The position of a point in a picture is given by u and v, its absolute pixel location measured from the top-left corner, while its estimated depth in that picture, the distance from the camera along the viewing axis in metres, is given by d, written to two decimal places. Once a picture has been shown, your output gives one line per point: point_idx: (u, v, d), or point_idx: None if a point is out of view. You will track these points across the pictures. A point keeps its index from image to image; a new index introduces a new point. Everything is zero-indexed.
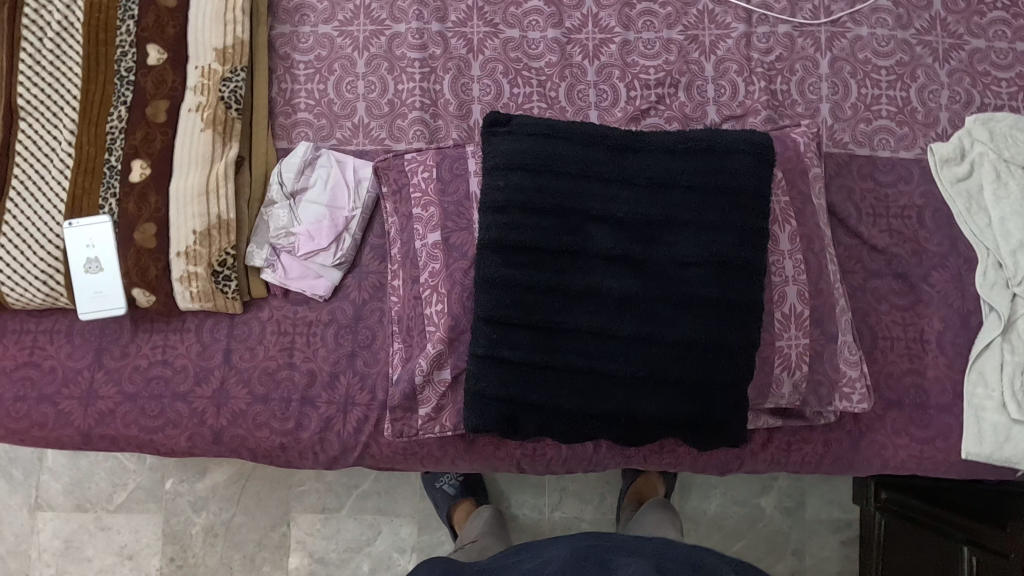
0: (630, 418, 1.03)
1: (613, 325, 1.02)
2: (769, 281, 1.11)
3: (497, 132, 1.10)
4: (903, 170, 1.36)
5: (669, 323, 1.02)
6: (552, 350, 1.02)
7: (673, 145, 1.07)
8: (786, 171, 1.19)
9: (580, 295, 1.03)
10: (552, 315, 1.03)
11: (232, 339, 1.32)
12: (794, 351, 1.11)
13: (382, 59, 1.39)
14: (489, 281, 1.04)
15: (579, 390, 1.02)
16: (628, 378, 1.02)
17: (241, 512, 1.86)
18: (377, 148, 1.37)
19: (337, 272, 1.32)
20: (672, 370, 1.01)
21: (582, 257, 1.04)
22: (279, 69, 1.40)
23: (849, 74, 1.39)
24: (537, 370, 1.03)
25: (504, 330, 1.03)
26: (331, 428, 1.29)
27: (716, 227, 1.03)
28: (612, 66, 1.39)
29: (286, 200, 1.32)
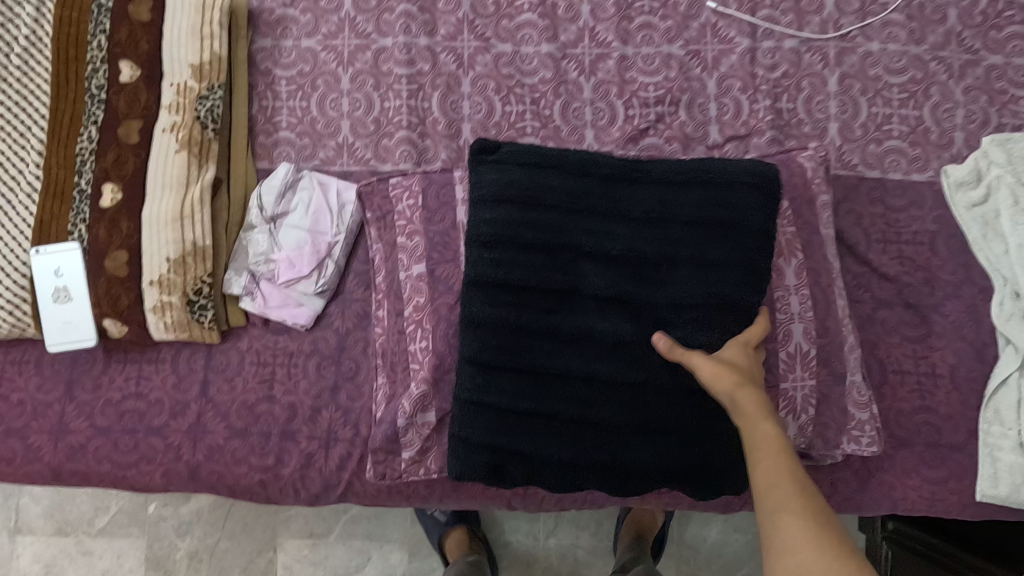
0: (621, 469, 0.97)
1: (605, 372, 0.95)
2: (774, 319, 1.04)
3: (486, 161, 1.04)
4: (914, 193, 1.29)
5: (664, 371, 0.95)
6: (540, 396, 0.96)
7: (672, 177, 1.01)
8: (792, 200, 1.12)
9: (569, 338, 0.97)
10: (538, 358, 0.97)
11: (209, 371, 1.27)
12: (800, 393, 1.04)
13: (368, 75, 1.33)
14: (474, 320, 0.98)
15: (569, 439, 0.96)
16: (620, 427, 0.96)
17: (226, 537, 1.81)
18: (362, 169, 1.30)
19: (319, 301, 1.26)
20: (667, 419, 0.95)
21: (572, 296, 0.98)
22: (260, 86, 1.34)
23: (858, 91, 1.32)
24: (523, 417, 0.97)
25: (490, 372, 0.97)
26: (312, 465, 1.23)
27: (715, 264, 0.97)
28: (609, 83, 1.32)
29: (266, 224, 1.26)
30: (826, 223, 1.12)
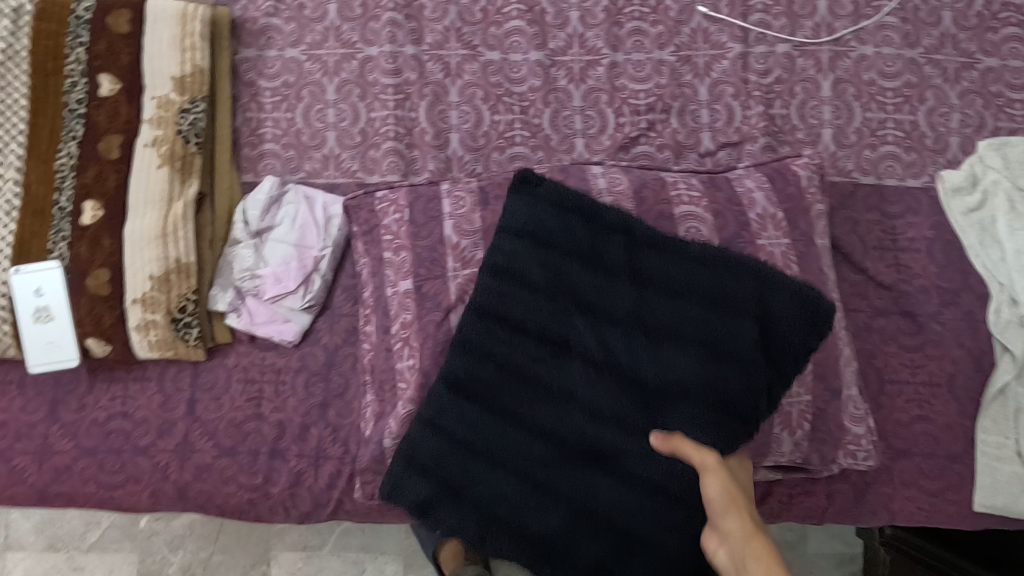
0: (548, 540, 0.95)
1: (574, 436, 0.95)
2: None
3: (525, 192, 1.03)
4: (910, 199, 1.28)
5: (636, 450, 0.93)
6: (501, 440, 0.97)
7: (705, 257, 0.97)
8: (788, 209, 1.10)
9: (546, 386, 0.97)
10: (517, 405, 0.97)
11: (196, 389, 1.25)
12: (794, 409, 1.03)
13: (354, 85, 1.30)
14: (464, 345, 0.99)
15: (513, 493, 0.96)
16: (568, 496, 0.95)
17: (219, 551, 1.79)
18: (349, 182, 1.28)
19: (306, 316, 1.24)
20: (616, 501, 0.94)
21: (558, 345, 0.98)
22: (244, 97, 1.31)
23: (853, 96, 1.30)
24: (478, 455, 0.97)
25: (462, 404, 0.98)
26: (301, 483, 1.21)
27: (720, 359, 0.93)
28: (599, 91, 1.30)
29: (251, 239, 1.24)
30: (821, 233, 1.10)
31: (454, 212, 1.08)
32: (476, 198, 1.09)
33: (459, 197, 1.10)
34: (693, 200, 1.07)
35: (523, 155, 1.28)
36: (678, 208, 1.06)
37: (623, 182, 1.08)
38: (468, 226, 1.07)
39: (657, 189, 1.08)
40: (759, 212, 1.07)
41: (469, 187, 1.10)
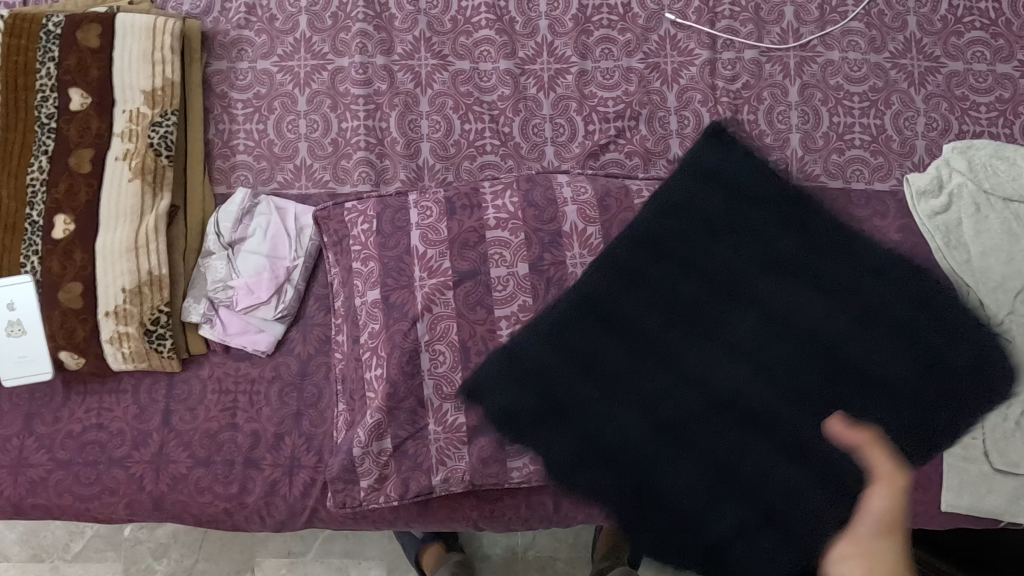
0: (651, 486, 0.95)
1: (731, 387, 0.96)
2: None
3: (718, 140, 1.09)
4: (878, 203, 1.29)
5: (730, 439, 0.94)
6: (634, 373, 0.98)
7: (918, 265, 1.01)
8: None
9: (646, 361, 0.98)
10: (672, 347, 0.98)
11: (171, 400, 1.25)
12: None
13: (325, 95, 1.31)
14: (660, 304, 1.00)
15: (642, 425, 0.96)
16: (706, 453, 0.95)
17: (203, 560, 1.80)
18: (321, 192, 1.29)
19: (279, 326, 1.25)
20: (747, 459, 0.94)
21: (671, 315, 0.99)
22: (216, 109, 1.32)
23: (820, 101, 1.31)
24: (603, 380, 0.98)
25: (610, 333, 0.99)
26: (276, 492, 1.22)
27: (922, 363, 0.96)
28: (569, 99, 1.31)
29: (223, 250, 1.25)
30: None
31: (421, 222, 1.08)
32: (442, 208, 1.09)
33: (425, 207, 1.10)
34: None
35: (494, 163, 1.29)
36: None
37: (588, 191, 1.09)
38: (434, 236, 1.07)
39: (620, 197, 1.09)
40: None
41: (435, 197, 1.11)
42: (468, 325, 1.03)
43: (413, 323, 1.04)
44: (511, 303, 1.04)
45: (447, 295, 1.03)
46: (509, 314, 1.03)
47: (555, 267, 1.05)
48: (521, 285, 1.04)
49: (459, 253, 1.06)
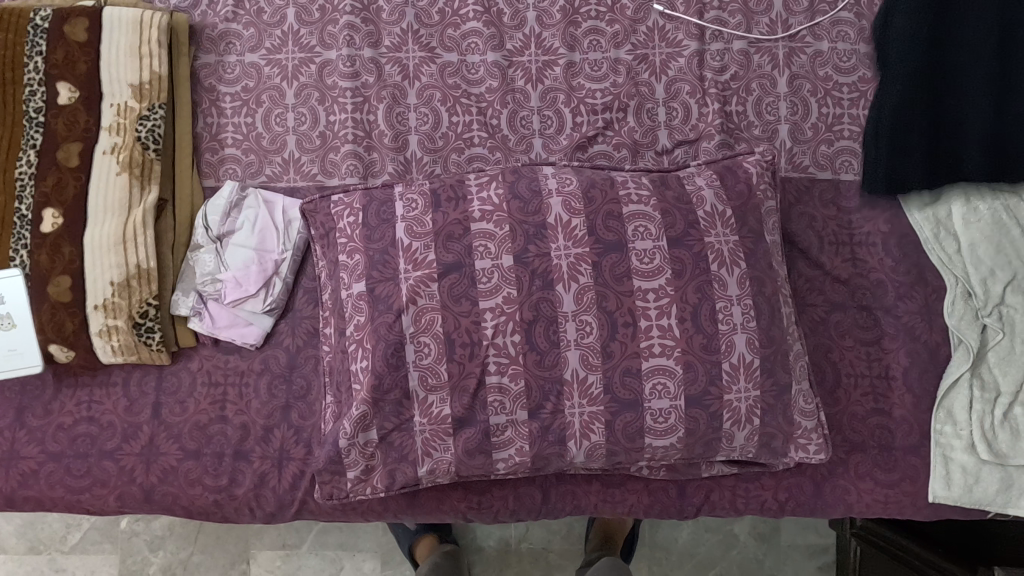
0: (903, 123, 1.20)
1: (982, 79, 1.19)
2: (716, 329, 1.03)
3: None
4: (866, 195, 1.28)
5: (979, 135, 1.19)
6: (960, 75, 1.20)
7: None
8: (737, 206, 1.10)
9: (943, 119, 1.21)
10: (976, 26, 1.19)
11: (161, 393, 1.26)
12: (744, 405, 1.04)
13: (313, 89, 1.31)
14: (976, 52, 1.19)
15: (954, 83, 1.21)
16: (933, 107, 1.21)
17: (198, 552, 1.81)
18: (309, 185, 1.30)
19: (268, 319, 1.25)
20: (970, 129, 1.20)
21: (928, 77, 1.20)
22: (205, 103, 1.32)
23: (809, 92, 1.30)
24: (931, 43, 1.20)
25: (950, 46, 1.20)
26: (266, 484, 1.23)
27: None
28: (556, 91, 1.31)
29: (212, 244, 1.25)
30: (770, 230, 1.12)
31: (406, 215, 1.09)
32: (428, 200, 1.09)
33: (410, 200, 1.10)
34: (641, 199, 1.08)
35: (481, 155, 1.29)
36: (626, 207, 1.07)
37: (574, 183, 1.09)
38: (419, 228, 1.07)
39: (606, 188, 1.08)
40: (707, 210, 1.08)
41: (420, 191, 1.11)
42: (452, 317, 1.03)
43: (398, 316, 1.04)
44: (496, 295, 1.03)
45: (431, 287, 1.04)
46: (494, 306, 1.03)
47: (540, 259, 1.04)
48: (505, 277, 1.03)
49: (443, 245, 1.06)
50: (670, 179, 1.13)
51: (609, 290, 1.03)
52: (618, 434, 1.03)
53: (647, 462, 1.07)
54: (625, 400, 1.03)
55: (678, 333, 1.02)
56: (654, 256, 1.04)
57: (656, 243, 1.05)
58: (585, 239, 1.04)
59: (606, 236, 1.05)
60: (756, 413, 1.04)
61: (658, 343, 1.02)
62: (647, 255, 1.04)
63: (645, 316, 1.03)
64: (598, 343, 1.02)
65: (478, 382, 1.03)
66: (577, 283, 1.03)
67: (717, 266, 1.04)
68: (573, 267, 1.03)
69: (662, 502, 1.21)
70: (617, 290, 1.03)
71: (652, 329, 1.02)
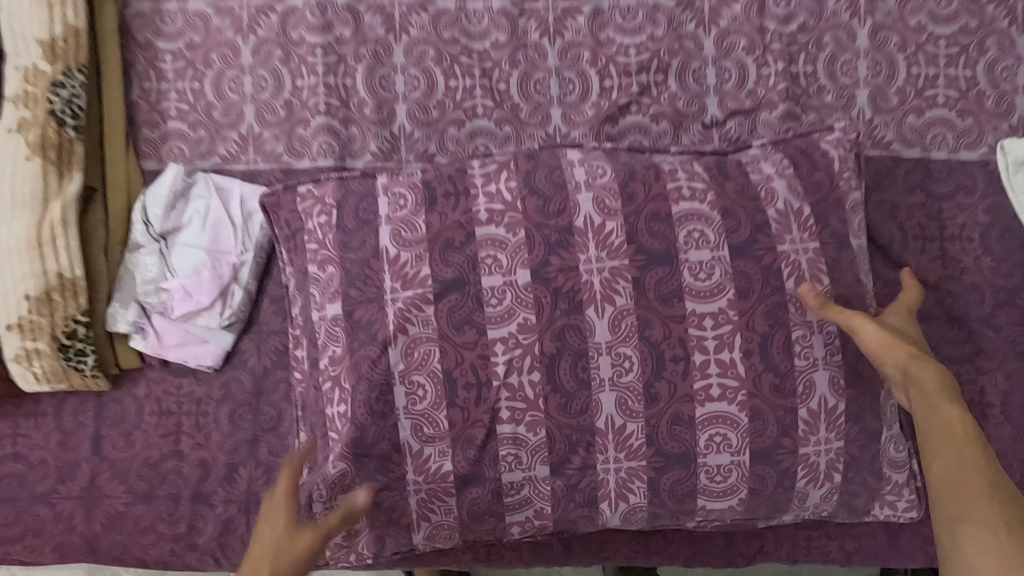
0: None
1: None
2: (790, 366, 0.80)
3: None
4: (962, 176, 1.04)
5: None
6: None
7: None
8: (817, 201, 0.86)
9: None
10: None
11: (101, 424, 1.05)
12: (823, 459, 0.82)
13: (274, 45, 1.05)
14: None
15: None
16: None
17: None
18: (273, 167, 1.04)
19: (227, 335, 1.02)
20: None
21: None
22: (140, 63, 1.05)
23: (895, 47, 1.04)
24: None
25: None
26: (231, 532, 1.03)
27: None
28: (580, 46, 1.04)
29: (155, 243, 1.01)
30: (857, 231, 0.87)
31: (391, 215, 0.85)
32: (419, 197, 0.85)
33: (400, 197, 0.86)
34: (694, 194, 0.83)
35: (486, 129, 1.04)
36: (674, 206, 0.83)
37: (607, 174, 0.85)
38: (408, 234, 0.83)
39: (649, 179, 0.84)
40: (779, 208, 0.84)
41: (410, 183, 0.87)
42: (454, 350, 0.81)
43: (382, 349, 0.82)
44: (508, 322, 0.81)
45: (425, 311, 0.81)
46: (506, 335, 0.80)
47: (564, 275, 0.81)
48: (520, 299, 0.81)
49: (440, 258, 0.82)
50: (730, 165, 0.88)
51: (655, 315, 0.80)
52: (664, 494, 0.82)
53: (696, 524, 0.87)
54: (673, 453, 0.81)
55: (742, 370, 0.80)
56: (710, 269, 0.80)
57: (716, 254, 0.81)
58: (622, 248, 0.81)
59: (649, 243, 0.81)
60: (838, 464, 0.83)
61: (717, 384, 0.80)
62: (703, 270, 0.80)
63: (701, 349, 0.80)
64: (639, 384, 0.80)
65: (488, 432, 0.81)
66: (612, 306, 0.80)
67: (794, 284, 0.81)
68: (608, 285, 0.80)
69: (705, 552, 1.01)
70: (664, 317, 0.80)
71: (709, 364, 0.80)
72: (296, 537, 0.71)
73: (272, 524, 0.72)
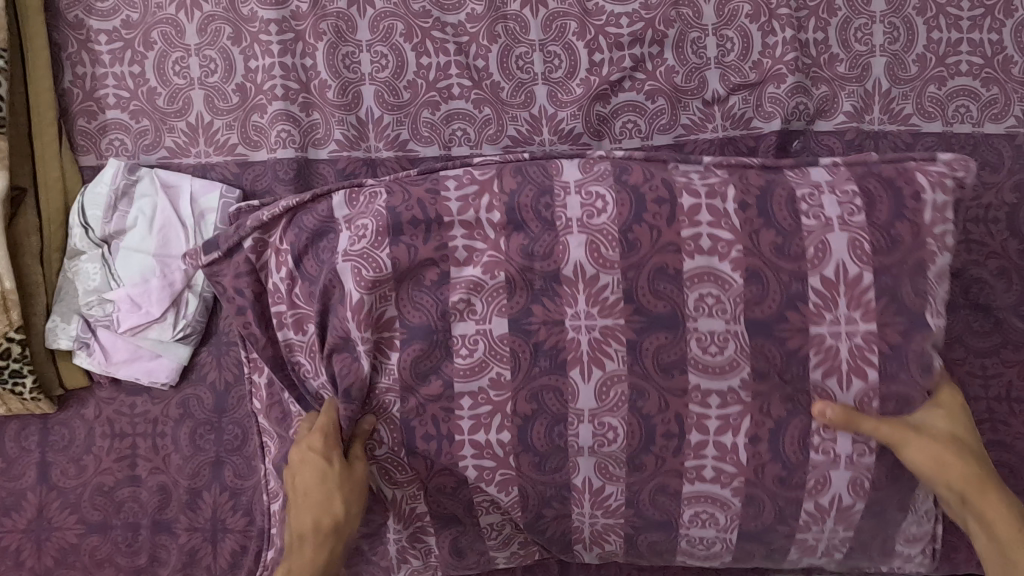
0: None
1: None
2: (801, 457, 0.73)
3: None
4: (988, 152, 0.94)
5: None
6: None
7: None
8: (885, 262, 0.73)
9: None
10: None
11: (48, 449, 0.95)
12: (822, 543, 0.77)
13: (223, 22, 0.93)
14: None
15: None
16: None
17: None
18: (227, 160, 0.94)
19: (183, 348, 0.92)
20: None
21: None
22: (72, 45, 0.93)
23: (914, 10, 0.94)
24: None
25: None
26: (197, 562, 0.94)
27: None
28: (566, 16, 0.93)
29: (98, 248, 0.90)
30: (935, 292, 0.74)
31: (350, 251, 0.75)
32: (382, 227, 0.75)
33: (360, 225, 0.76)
34: (715, 247, 0.72)
35: (465, 112, 0.93)
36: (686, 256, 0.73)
37: (607, 212, 0.74)
38: (374, 278, 0.74)
39: (659, 219, 0.73)
40: (828, 274, 0.72)
41: (374, 212, 0.76)
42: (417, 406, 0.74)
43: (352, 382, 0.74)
44: (481, 374, 0.73)
45: (390, 359, 0.75)
46: (475, 391, 0.73)
47: (547, 330, 0.73)
48: (493, 349, 0.73)
49: (407, 303, 0.75)
50: (777, 199, 0.75)
51: (649, 384, 0.73)
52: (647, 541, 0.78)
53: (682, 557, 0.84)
54: (653, 520, 0.76)
55: (743, 457, 0.73)
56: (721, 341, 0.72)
57: (730, 326, 0.72)
58: (618, 306, 0.72)
59: (653, 306, 0.72)
60: (850, 521, 0.75)
61: (711, 466, 0.73)
62: (712, 343, 0.72)
63: (699, 429, 0.73)
64: (622, 454, 0.74)
65: (459, 482, 0.75)
66: (600, 370, 0.73)
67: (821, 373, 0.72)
68: (598, 348, 0.73)
69: None
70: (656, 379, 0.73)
71: (705, 446, 0.73)
72: (347, 469, 0.73)
73: (315, 472, 0.72)
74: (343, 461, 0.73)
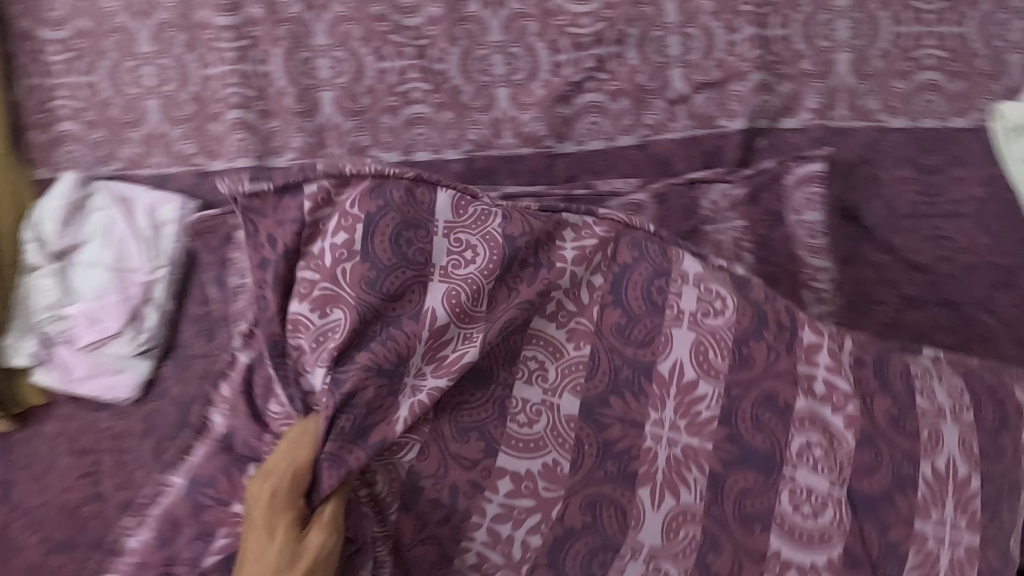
0: None
1: None
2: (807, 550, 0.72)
3: None
4: (955, 147, 0.93)
5: None
6: None
7: None
8: (990, 469, 0.79)
9: None
10: None
11: (10, 467, 0.93)
12: None
13: (177, 29, 0.91)
14: None
15: None
16: None
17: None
18: (185, 170, 0.92)
19: (146, 362, 0.90)
20: None
21: None
22: (22, 54, 0.91)
23: (878, 5, 0.94)
24: None
25: None
26: None
27: None
28: (527, 17, 0.92)
29: (55, 262, 0.88)
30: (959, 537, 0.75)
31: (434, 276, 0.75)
32: (495, 260, 0.76)
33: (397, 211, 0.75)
34: (832, 395, 0.77)
35: (425, 116, 0.92)
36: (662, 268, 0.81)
37: (723, 315, 0.78)
38: (467, 308, 0.74)
39: (772, 359, 0.77)
40: (939, 464, 0.76)
41: (489, 233, 0.77)
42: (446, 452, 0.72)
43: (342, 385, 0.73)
44: (538, 458, 0.73)
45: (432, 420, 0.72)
46: (520, 473, 0.73)
47: (622, 428, 0.75)
48: (561, 441, 0.74)
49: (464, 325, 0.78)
50: (896, 373, 0.81)
51: (724, 532, 0.73)
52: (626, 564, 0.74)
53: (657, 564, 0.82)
54: None
55: None
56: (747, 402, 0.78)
57: (830, 490, 0.74)
58: (708, 426, 0.75)
59: (751, 441, 0.74)
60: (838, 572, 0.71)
61: None
62: (810, 498, 0.73)
63: None
64: None
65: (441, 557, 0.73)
66: (672, 500, 0.73)
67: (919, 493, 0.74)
68: (676, 472, 0.74)
69: None
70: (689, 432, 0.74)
71: None
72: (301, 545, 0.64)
73: (259, 541, 0.63)
74: (296, 531, 0.65)
